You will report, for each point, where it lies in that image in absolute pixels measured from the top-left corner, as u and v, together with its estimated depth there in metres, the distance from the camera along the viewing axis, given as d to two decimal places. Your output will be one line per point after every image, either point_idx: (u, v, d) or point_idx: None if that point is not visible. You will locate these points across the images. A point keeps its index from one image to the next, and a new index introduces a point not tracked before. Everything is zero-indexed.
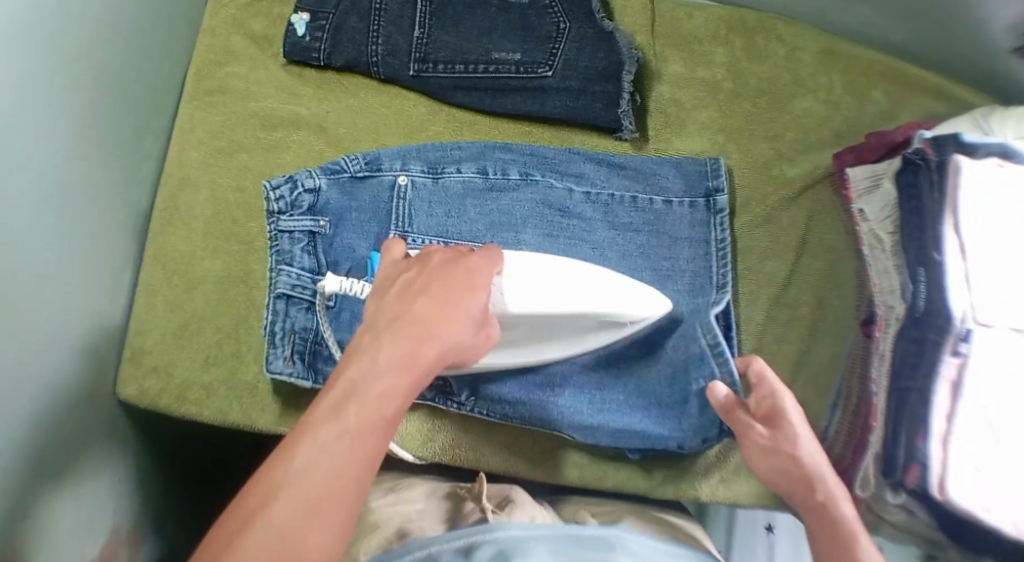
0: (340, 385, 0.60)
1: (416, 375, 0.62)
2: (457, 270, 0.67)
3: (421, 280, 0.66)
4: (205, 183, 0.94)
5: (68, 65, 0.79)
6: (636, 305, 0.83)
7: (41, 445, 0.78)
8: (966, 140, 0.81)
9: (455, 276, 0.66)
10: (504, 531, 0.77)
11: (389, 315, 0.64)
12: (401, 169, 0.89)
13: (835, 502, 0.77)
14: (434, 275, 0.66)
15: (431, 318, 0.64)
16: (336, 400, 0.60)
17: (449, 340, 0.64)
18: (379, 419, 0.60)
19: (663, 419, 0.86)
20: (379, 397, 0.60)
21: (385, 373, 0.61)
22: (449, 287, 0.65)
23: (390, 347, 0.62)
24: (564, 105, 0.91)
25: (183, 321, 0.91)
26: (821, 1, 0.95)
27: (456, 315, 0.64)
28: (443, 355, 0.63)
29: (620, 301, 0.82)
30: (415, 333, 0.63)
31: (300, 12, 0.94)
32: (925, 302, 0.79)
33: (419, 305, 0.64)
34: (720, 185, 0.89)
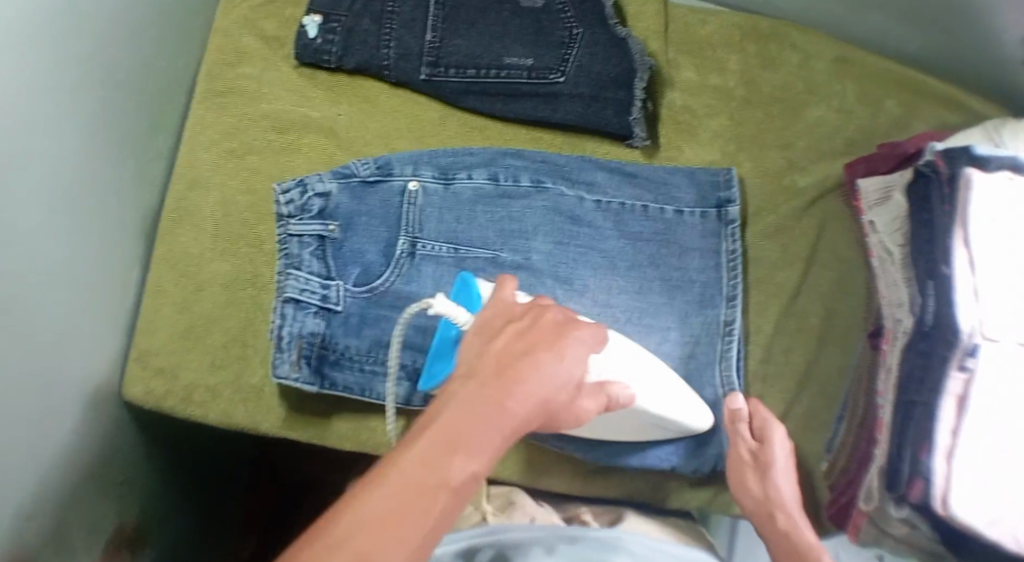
0: (440, 428, 0.58)
1: (511, 429, 0.61)
2: (563, 334, 0.66)
3: (532, 336, 0.65)
4: (214, 184, 0.93)
5: (77, 66, 0.79)
6: (687, 407, 0.83)
7: (46, 446, 0.78)
8: (978, 153, 0.79)
9: (560, 337, 0.65)
10: (507, 534, 0.79)
11: (495, 366, 0.62)
12: (412, 174, 0.89)
13: (797, 534, 0.80)
14: (546, 335, 0.65)
15: (538, 380, 0.62)
16: (437, 440, 0.58)
17: (545, 403, 0.63)
18: (474, 474, 0.58)
19: (666, 441, 0.87)
20: (476, 451, 0.58)
21: (486, 424, 0.59)
22: (556, 351, 0.64)
23: (495, 401, 0.60)
24: (576, 111, 0.91)
25: (190, 323, 0.91)
26: (838, 10, 0.95)
27: (555, 377, 0.63)
28: (535, 417, 0.63)
29: (675, 403, 0.83)
30: (516, 386, 0.61)
31: (313, 14, 0.93)
32: (934, 316, 0.79)
33: (529, 365, 0.63)
34: (732, 197, 0.89)
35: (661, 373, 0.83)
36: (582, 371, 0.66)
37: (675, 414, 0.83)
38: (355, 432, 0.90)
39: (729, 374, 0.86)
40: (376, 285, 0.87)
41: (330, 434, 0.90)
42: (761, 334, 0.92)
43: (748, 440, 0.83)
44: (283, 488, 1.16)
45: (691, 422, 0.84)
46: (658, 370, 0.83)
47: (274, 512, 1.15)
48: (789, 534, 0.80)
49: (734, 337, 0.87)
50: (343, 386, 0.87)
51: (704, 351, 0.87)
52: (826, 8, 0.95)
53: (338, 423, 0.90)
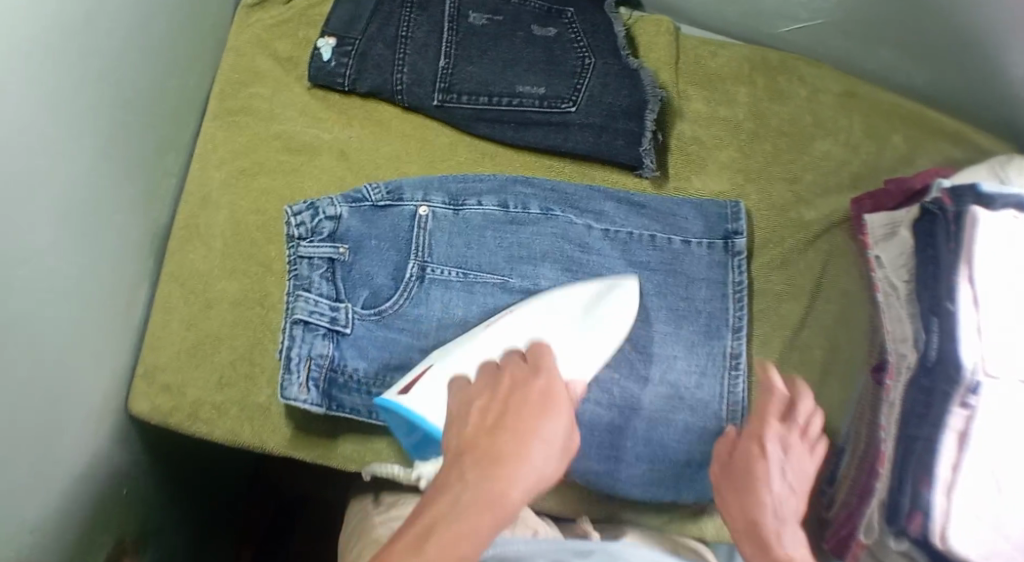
0: (420, 522, 0.62)
1: (493, 509, 0.63)
2: (533, 400, 0.69)
3: (509, 406, 0.69)
4: (225, 204, 0.94)
5: (89, 83, 0.79)
6: (608, 304, 0.86)
7: (49, 462, 0.78)
8: (984, 191, 0.80)
9: (534, 398, 0.70)
10: (507, 544, 0.80)
11: (472, 445, 0.67)
12: (423, 199, 0.91)
13: (768, 547, 0.72)
14: (520, 401, 0.69)
15: (518, 451, 0.66)
16: (416, 534, 0.61)
17: (530, 474, 0.66)
18: (458, 559, 0.61)
19: (665, 477, 0.88)
20: (460, 536, 0.61)
21: (465, 511, 0.63)
22: (528, 420, 0.68)
23: (474, 486, 0.64)
24: (586, 141, 0.92)
25: (197, 340, 0.91)
26: (846, 44, 0.96)
27: (530, 447, 0.66)
28: (525, 489, 0.65)
29: (606, 311, 0.86)
30: (490, 467, 0.65)
31: (327, 37, 0.95)
32: (937, 352, 0.79)
33: (502, 438, 0.66)
34: (739, 228, 0.91)
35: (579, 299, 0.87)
36: (566, 428, 0.69)
37: (621, 316, 0.86)
38: (360, 454, 0.90)
39: (736, 406, 0.88)
40: (385, 308, 0.88)
41: (335, 455, 0.90)
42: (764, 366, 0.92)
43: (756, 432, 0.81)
44: (279, 497, 1.18)
45: (616, 292, 0.87)
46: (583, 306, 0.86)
47: (268, 523, 1.17)
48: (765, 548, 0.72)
49: (740, 370, 0.89)
50: (349, 408, 0.88)
51: (711, 385, 0.88)
52: (835, 43, 0.96)
53: (343, 445, 0.90)
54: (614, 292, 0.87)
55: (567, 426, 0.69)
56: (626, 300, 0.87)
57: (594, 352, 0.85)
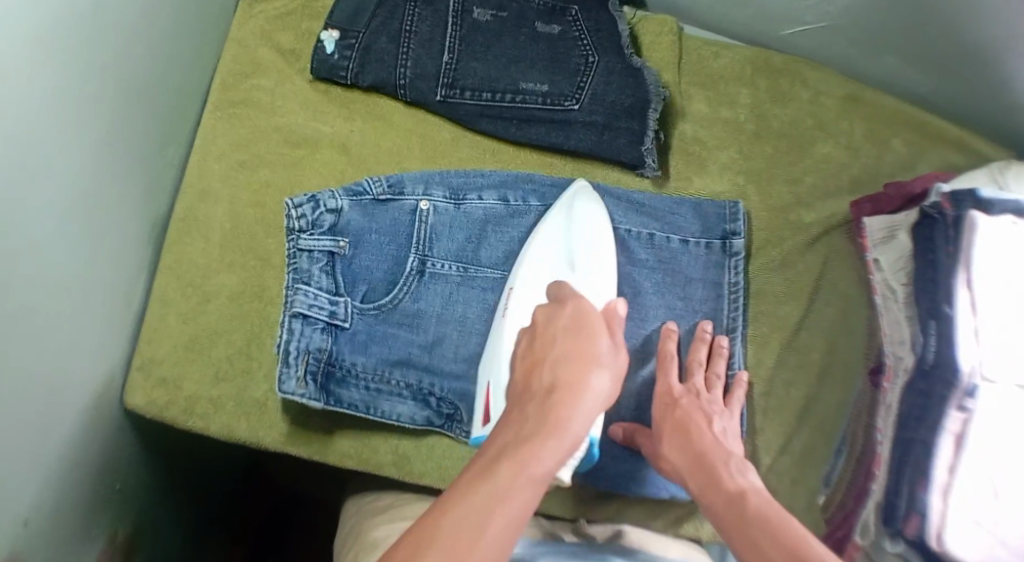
0: (485, 454, 0.66)
1: (552, 434, 0.66)
2: (572, 326, 0.73)
3: (552, 339, 0.73)
4: (225, 196, 0.93)
5: (95, 72, 0.79)
6: (577, 212, 0.88)
7: (45, 451, 0.77)
8: (983, 195, 0.80)
9: (574, 323, 0.73)
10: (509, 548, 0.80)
11: (524, 387, 0.71)
12: (423, 194, 0.91)
13: (721, 480, 0.76)
14: (562, 329, 0.73)
15: (570, 375, 0.69)
16: (483, 463, 0.65)
17: (582, 396, 0.69)
18: (525, 479, 0.64)
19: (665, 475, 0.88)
20: (524, 459, 0.65)
21: (526, 438, 0.66)
22: (571, 349, 0.71)
23: (531, 418, 0.68)
24: (588, 139, 0.92)
25: (194, 333, 0.90)
26: (847, 48, 0.96)
27: (579, 370, 0.70)
28: (581, 412, 0.68)
29: (580, 230, 0.87)
30: (542, 398, 0.69)
31: (330, 30, 0.95)
32: (934, 354, 0.79)
33: (551, 370, 0.70)
34: (737, 229, 0.91)
35: (554, 234, 0.87)
36: (610, 350, 0.72)
37: (595, 221, 0.88)
38: (358, 451, 0.89)
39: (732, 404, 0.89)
40: (384, 302, 0.89)
41: (331, 451, 0.89)
42: (763, 366, 0.92)
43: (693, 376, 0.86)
44: (276, 493, 1.18)
45: (581, 203, 0.88)
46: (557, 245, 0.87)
47: (264, 522, 1.16)
48: (724, 484, 0.75)
49: (734, 370, 0.89)
50: (347, 403, 0.87)
51: None
52: (836, 46, 0.97)
53: (340, 440, 0.89)
54: (582, 206, 0.88)
55: (611, 348, 0.72)
56: (593, 207, 0.88)
57: (602, 278, 0.85)
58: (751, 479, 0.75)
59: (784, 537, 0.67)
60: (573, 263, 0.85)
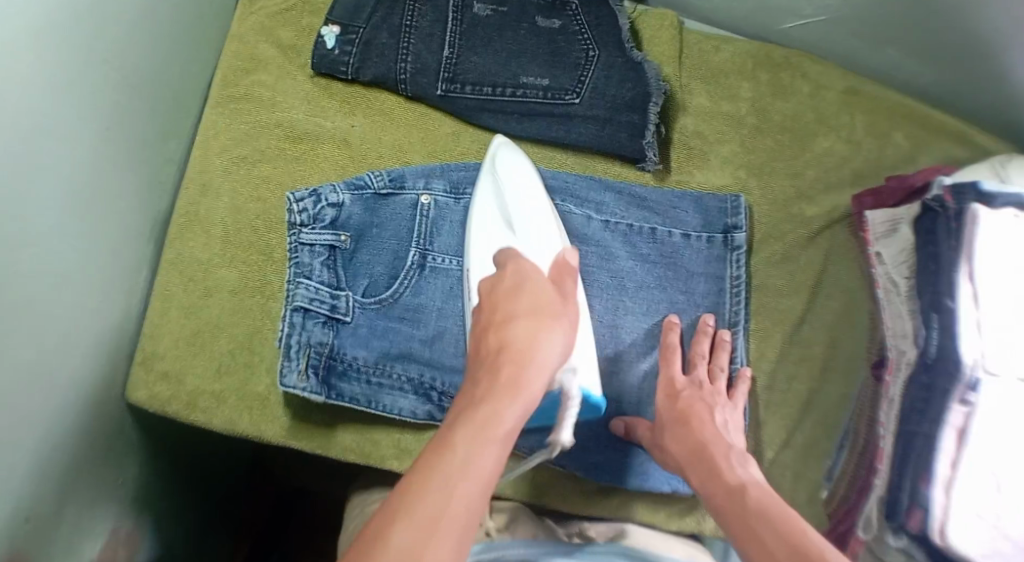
0: (443, 427, 0.65)
1: (508, 398, 0.66)
2: (514, 288, 0.73)
3: (498, 299, 0.73)
4: (226, 191, 0.94)
5: (94, 68, 0.79)
6: (504, 172, 0.89)
7: (45, 448, 0.77)
8: (985, 188, 0.80)
9: (517, 284, 0.74)
10: (510, 551, 0.80)
11: (475, 351, 0.70)
12: (424, 188, 0.91)
13: (721, 473, 0.76)
14: (506, 291, 0.73)
15: (520, 334, 0.69)
16: (442, 435, 0.64)
17: (534, 357, 0.69)
18: (485, 445, 0.64)
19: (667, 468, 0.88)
20: (483, 427, 0.64)
21: (481, 404, 0.66)
22: (514, 311, 0.71)
23: (484, 385, 0.67)
24: (589, 133, 0.92)
25: (196, 328, 0.91)
26: (848, 42, 0.96)
27: (527, 329, 0.70)
28: (537, 370, 0.68)
29: (512, 190, 0.88)
30: (493, 362, 0.68)
31: (331, 25, 0.95)
32: (937, 348, 0.79)
33: (498, 331, 0.70)
34: (739, 223, 0.92)
35: (488, 198, 0.88)
36: (555, 310, 0.72)
37: (522, 178, 0.89)
38: (360, 444, 0.89)
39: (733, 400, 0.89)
40: (385, 296, 0.89)
41: (333, 444, 0.89)
42: (765, 360, 0.92)
43: (694, 368, 0.87)
44: (277, 488, 1.18)
45: (503, 160, 0.89)
46: (495, 208, 0.88)
47: (265, 520, 1.16)
48: (724, 477, 0.75)
49: (737, 364, 0.89)
50: (349, 397, 0.87)
51: None
52: (838, 39, 0.97)
53: (341, 435, 0.89)
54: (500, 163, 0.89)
55: (556, 308, 0.73)
56: (514, 160, 0.89)
57: (540, 229, 0.86)
58: (752, 471, 0.76)
59: (783, 528, 0.67)
60: (513, 224, 0.86)
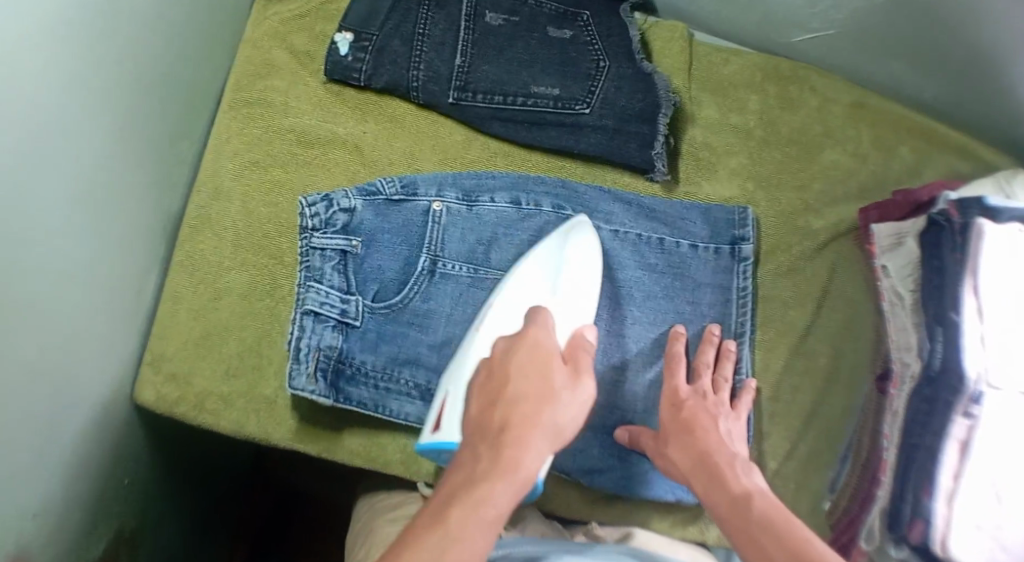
0: (437, 502, 0.67)
1: (502, 485, 0.67)
2: (524, 362, 0.73)
3: (506, 373, 0.72)
4: (237, 195, 0.94)
5: (109, 70, 0.80)
6: (573, 243, 0.88)
7: (55, 445, 0.78)
8: (990, 203, 0.81)
9: (529, 361, 0.73)
10: (515, 547, 0.81)
11: (478, 423, 0.70)
12: (437, 194, 0.92)
13: (724, 481, 0.77)
14: (517, 368, 0.72)
15: (525, 416, 0.70)
16: (432, 514, 0.66)
17: (535, 441, 0.69)
18: (474, 531, 0.65)
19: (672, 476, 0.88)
20: (474, 510, 0.66)
21: (476, 488, 0.67)
22: (520, 390, 0.71)
23: (482, 466, 0.68)
24: (598, 143, 0.93)
25: (205, 330, 0.91)
26: (858, 57, 0.97)
27: (531, 414, 0.70)
28: (538, 455, 0.69)
29: (573, 256, 0.87)
30: (494, 443, 0.69)
31: (345, 32, 0.95)
32: (941, 361, 0.79)
33: (503, 409, 0.70)
34: (745, 234, 0.92)
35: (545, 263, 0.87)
36: (564, 395, 0.72)
37: (588, 255, 0.88)
38: (365, 448, 0.90)
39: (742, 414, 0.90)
40: (394, 301, 0.89)
41: (339, 448, 0.90)
42: (770, 371, 0.93)
43: (698, 382, 0.87)
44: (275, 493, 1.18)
45: (578, 233, 0.88)
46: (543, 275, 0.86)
47: (264, 522, 1.17)
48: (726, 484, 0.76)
49: (741, 377, 0.90)
50: (357, 402, 0.88)
51: None
52: (846, 53, 0.97)
53: (348, 439, 0.90)
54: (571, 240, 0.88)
55: (564, 394, 0.72)
56: (585, 239, 0.88)
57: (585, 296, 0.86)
58: (756, 479, 0.76)
59: (785, 536, 0.68)
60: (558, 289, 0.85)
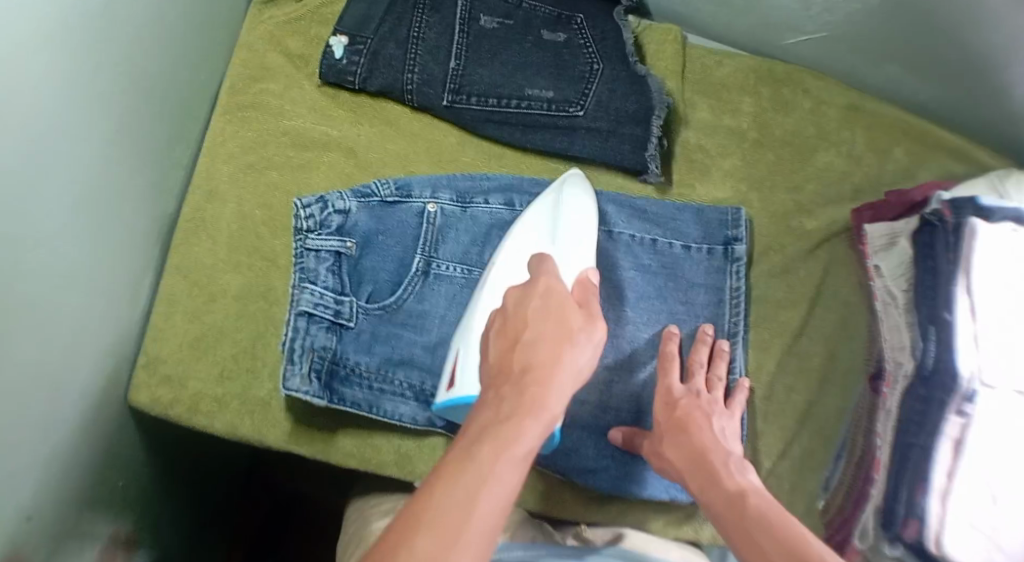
0: (467, 437, 0.66)
1: (533, 420, 0.67)
2: (540, 304, 0.74)
3: (524, 316, 0.73)
4: (232, 198, 0.95)
5: (107, 72, 0.80)
6: (567, 200, 0.88)
7: (51, 445, 0.78)
8: (983, 204, 0.81)
9: (545, 304, 0.74)
10: (509, 552, 0.82)
11: (500, 366, 0.71)
12: (431, 197, 0.92)
13: (720, 480, 0.77)
14: (534, 311, 0.73)
15: (547, 356, 0.70)
16: (465, 447, 0.66)
17: (559, 378, 0.70)
18: (508, 462, 0.65)
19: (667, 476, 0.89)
20: (507, 444, 0.66)
21: (506, 423, 0.67)
22: (540, 332, 0.72)
23: (510, 403, 0.68)
24: (592, 145, 0.93)
25: (200, 332, 0.92)
26: (850, 59, 0.98)
27: (555, 352, 0.71)
28: (562, 394, 0.70)
29: (570, 208, 0.88)
30: (520, 381, 0.69)
31: (339, 36, 0.96)
32: (934, 359, 0.80)
33: (525, 351, 0.71)
34: (739, 235, 0.93)
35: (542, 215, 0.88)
36: (585, 334, 0.73)
37: (585, 210, 0.88)
38: (360, 449, 0.90)
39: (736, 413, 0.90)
40: (389, 302, 0.90)
41: (333, 449, 0.90)
42: (763, 371, 0.93)
43: (693, 380, 0.87)
44: (271, 499, 1.18)
45: (571, 190, 0.89)
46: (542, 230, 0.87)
47: (261, 528, 1.16)
48: (721, 483, 0.76)
49: (734, 375, 0.90)
50: (350, 402, 0.88)
51: None
52: (839, 56, 0.98)
53: (342, 440, 0.90)
54: (568, 194, 0.89)
55: (583, 333, 0.73)
56: (583, 199, 0.89)
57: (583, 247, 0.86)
58: (751, 478, 0.77)
59: (783, 535, 0.68)
60: (557, 239, 0.86)
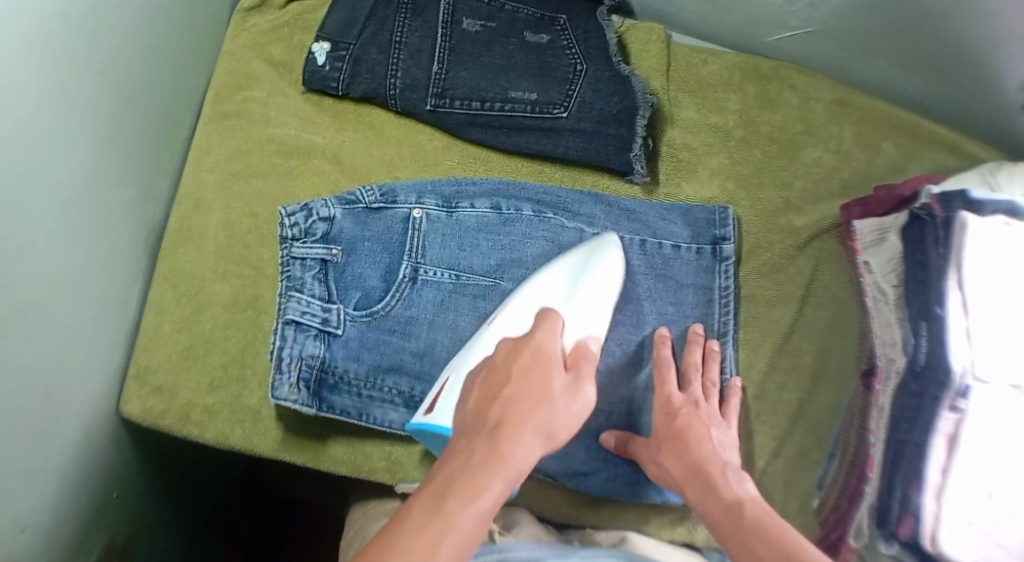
0: (432, 484, 0.68)
1: (502, 476, 0.68)
2: (526, 363, 0.75)
3: (508, 372, 0.74)
4: (219, 206, 0.95)
5: (90, 82, 0.80)
6: (596, 263, 0.88)
7: (42, 458, 0.78)
8: (973, 197, 0.81)
9: (531, 363, 0.75)
10: (513, 551, 0.80)
11: (477, 418, 0.72)
12: (417, 202, 0.92)
13: (716, 490, 0.78)
14: (520, 369, 0.74)
15: (523, 414, 0.71)
16: (427, 497, 0.67)
17: (533, 436, 0.71)
18: (470, 516, 0.66)
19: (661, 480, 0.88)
20: (472, 497, 0.67)
21: (475, 473, 0.68)
22: (520, 391, 0.73)
23: (480, 454, 0.69)
24: (578, 147, 0.93)
25: (190, 342, 0.92)
26: (836, 55, 0.97)
27: (532, 410, 0.72)
28: (534, 451, 0.71)
29: (588, 283, 0.87)
30: (493, 431, 0.70)
31: (322, 42, 0.96)
32: (926, 355, 0.79)
33: (503, 406, 0.72)
34: (727, 234, 0.93)
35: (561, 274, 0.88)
36: (563, 395, 0.74)
37: (609, 276, 0.88)
38: (352, 457, 0.90)
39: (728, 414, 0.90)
40: (377, 309, 0.89)
41: (325, 457, 0.90)
42: (755, 371, 0.92)
43: (689, 385, 0.87)
44: (268, 504, 1.18)
45: (600, 252, 0.89)
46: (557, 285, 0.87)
47: (258, 533, 1.16)
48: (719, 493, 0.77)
49: (727, 376, 0.90)
50: (340, 409, 0.88)
51: None
52: (825, 51, 0.97)
53: (333, 447, 0.91)
54: (595, 256, 0.88)
55: (562, 394, 0.74)
56: (613, 264, 0.88)
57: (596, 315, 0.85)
58: (749, 486, 0.78)
59: (779, 542, 0.70)
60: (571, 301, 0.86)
